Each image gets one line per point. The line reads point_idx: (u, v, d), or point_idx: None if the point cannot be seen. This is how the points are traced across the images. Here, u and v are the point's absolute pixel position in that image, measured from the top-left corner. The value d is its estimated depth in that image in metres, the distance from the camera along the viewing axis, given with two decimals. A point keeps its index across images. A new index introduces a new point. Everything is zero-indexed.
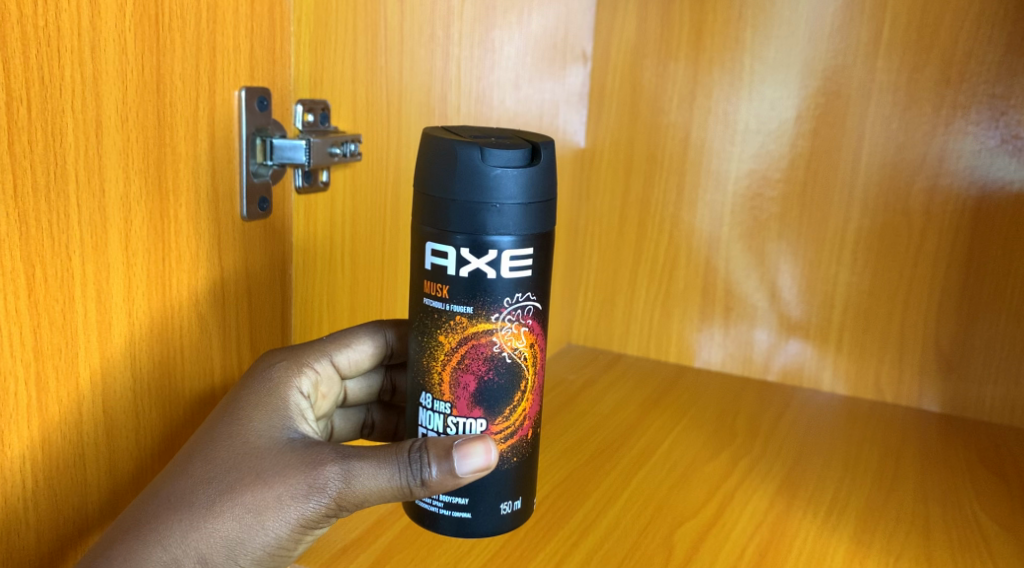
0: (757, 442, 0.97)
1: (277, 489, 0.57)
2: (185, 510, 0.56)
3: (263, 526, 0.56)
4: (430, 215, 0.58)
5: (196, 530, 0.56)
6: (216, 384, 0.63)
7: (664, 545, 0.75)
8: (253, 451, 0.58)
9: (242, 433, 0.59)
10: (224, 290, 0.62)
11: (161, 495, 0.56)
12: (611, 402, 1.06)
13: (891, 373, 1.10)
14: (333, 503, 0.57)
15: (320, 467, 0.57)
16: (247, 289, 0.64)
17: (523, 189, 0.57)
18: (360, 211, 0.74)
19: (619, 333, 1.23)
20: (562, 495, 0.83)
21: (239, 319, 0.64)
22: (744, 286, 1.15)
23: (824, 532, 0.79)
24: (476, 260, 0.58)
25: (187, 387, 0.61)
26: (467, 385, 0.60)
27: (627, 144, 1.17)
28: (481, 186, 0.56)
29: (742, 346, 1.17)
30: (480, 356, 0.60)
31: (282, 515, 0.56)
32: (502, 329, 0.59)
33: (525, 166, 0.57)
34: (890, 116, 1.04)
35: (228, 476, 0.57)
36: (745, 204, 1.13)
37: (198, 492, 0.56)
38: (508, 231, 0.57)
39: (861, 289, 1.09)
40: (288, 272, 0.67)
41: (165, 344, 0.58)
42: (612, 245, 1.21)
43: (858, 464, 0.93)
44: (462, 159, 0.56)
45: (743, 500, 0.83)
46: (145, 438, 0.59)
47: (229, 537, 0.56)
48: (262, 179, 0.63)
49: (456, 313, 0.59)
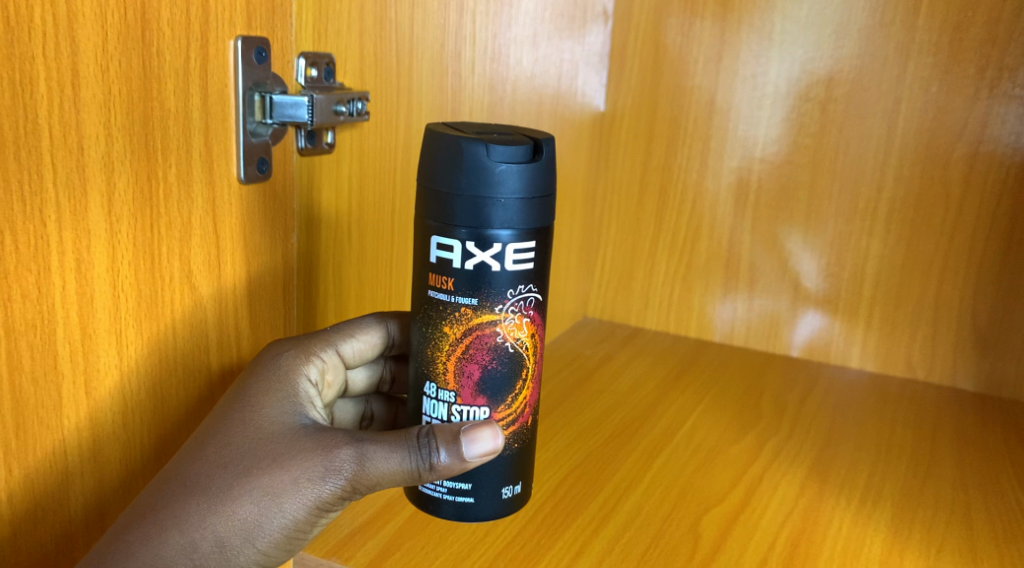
0: (783, 422, 0.92)
1: (292, 471, 0.54)
2: (202, 494, 0.54)
3: (281, 510, 0.54)
4: (431, 208, 0.54)
5: (214, 513, 0.54)
6: (213, 373, 0.59)
7: (690, 533, 0.71)
8: (267, 434, 0.56)
9: (254, 418, 0.57)
10: (219, 259, 0.57)
11: (175, 478, 0.54)
12: (630, 379, 1.01)
13: (923, 350, 1.06)
14: (349, 484, 0.55)
15: (334, 449, 0.55)
16: (245, 258, 0.59)
17: (525, 185, 0.53)
18: (368, 175, 0.68)
19: (637, 307, 1.18)
20: (579, 479, 0.78)
21: (235, 292, 0.59)
22: (770, 257, 1.10)
23: (859, 521, 0.74)
24: (482, 254, 0.54)
25: (180, 365, 0.56)
26: (471, 372, 0.56)
27: (649, 108, 1.11)
28: (487, 181, 0.52)
29: (767, 321, 1.12)
30: (484, 346, 0.56)
31: (300, 498, 0.54)
32: (505, 318, 0.55)
33: (530, 162, 0.53)
34: (929, 79, 0.98)
35: (242, 461, 0.55)
36: (772, 172, 1.08)
37: (213, 475, 0.54)
38: (510, 226, 0.53)
39: (893, 262, 1.04)
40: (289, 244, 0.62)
41: (155, 319, 0.54)
42: (632, 216, 1.16)
43: (890, 446, 0.88)
44: (466, 150, 0.52)
45: (772, 486, 0.79)
46: (134, 422, 0.54)
47: (248, 521, 0.54)
48: (260, 138, 0.57)
49: (461, 304, 0.55)
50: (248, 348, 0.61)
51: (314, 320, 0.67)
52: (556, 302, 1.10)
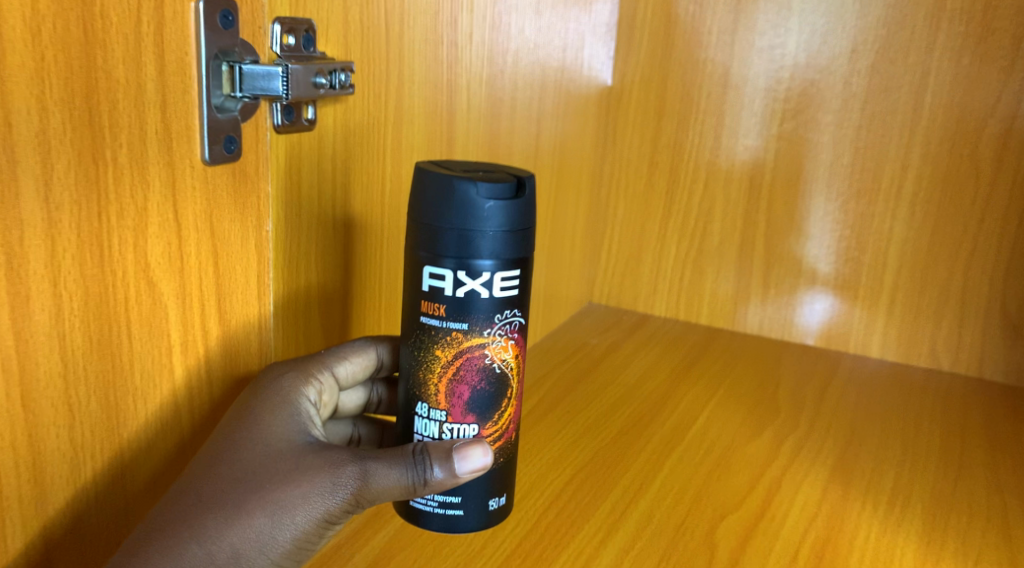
0: (802, 417, 0.87)
1: (303, 484, 0.50)
2: (206, 518, 0.49)
3: (292, 527, 0.50)
4: (419, 240, 0.53)
5: (226, 531, 0.49)
6: (177, 385, 0.50)
7: (706, 543, 0.65)
8: (270, 449, 0.51)
9: (246, 438, 0.51)
10: (182, 252, 0.48)
11: (182, 494, 0.49)
12: (638, 370, 0.96)
13: (948, 339, 1.00)
14: (353, 498, 0.51)
15: (336, 468, 0.51)
16: (213, 250, 0.50)
17: (512, 218, 0.51)
18: (354, 155, 0.61)
19: (645, 293, 1.13)
20: (585, 482, 0.73)
21: (204, 291, 0.50)
22: (787, 241, 1.04)
23: (887, 528, 0.69)
24: (473, 285, 0.52)
25: (136, 373, 0.48)
26: (462, 393, 0.54)
27: (659, 82, 1.05)
28: (479, 216, 0.51)
29: (783, 308, 1.06)
30: (474, 367, 0.54)
31: (311, 513, 0.50)
32: (493, 341, 0.54)
33: (520, 199, 0.52)
34: (961, 50, 0.92)
35: (238, 485, 0.50)
36: (791, 150, 1.01)
37: (216, 496, 0.49)
38: (497, 259, 0.52)
39: (919, 246, 0.98)
40: (265, 235, 0.53)
41: (103, 320, 0.45)
42: (640, 196, 1.10)
43: (918, 444, 0.83)
44: (451, 185, 0.50)
45: (792, 489, 0.73)
46: (84, 439, 0.46)
47: (260, 540, 0.49)
48: (227, 114, 0.49)
49: (452, 330, 0.53)
50: (217, 356, 0.52)
51: (299, 321, 0.59)
52: (560, 288, 1.04)
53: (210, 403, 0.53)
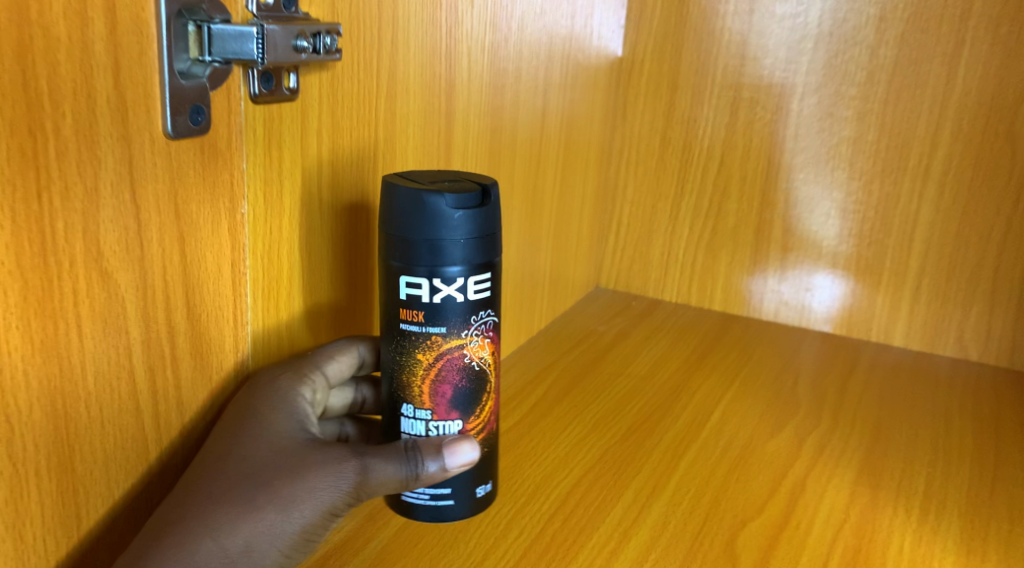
0: (824, 411, 0.82)
1: (310, 477, 0.47)
2: (211, 520, 0.45)
3: (301, 523, 0.46)
4: (390, 251, 0.53)
5: (238, 528, 0.45)
6: (142, 391, 0.44)
7: (727, 554, 0.60)
8: (271, 447, 0.48)
9: (251, 434, 0.48)
10: (143, 238, 0.42)
11: (188, 489, 0.45)
12: (649, 359, 0.90)
13: (978, 327, 0.94)
14: (356, 492, 0.48)
15: (339, 462, 0.48)
16: (180, 235, 0.44)
17: (482, 222, 0.52)
18: (342, 128, 0.55)
19: (655, 277, 1.07)
20: (594, 484, 0.67)
21: (171, 282, 0.44)
22: (807, 223, 0.98)
23: (922, 536, 0.64)
24: (449, 291, 0.53)
25: (91, 378, 0.41)
26: (444, 393, 0.55)
27: (672, 53, 0.99)
28: (452, 226, 0.51)
29: (800, 293, 1.01)
30: (456, 367, 0.54)
31: (319, 507, 0.47)
32: (471, 341, 0.54)
33: (487, 206, 0.53)
34: (998, 18, 0.85)
35: (244, 483, 0.46)
36: (813, 127, 0.95)
37: (220, 497, 0.45)
38: (469, 264, 0.52)
39: (948, 229, 0.92)
40: (241, 217, 0.48)
41: (49, 317, 0.39)
42: (651, 174, 1.04)
43: (949, 441, 0.77)
44: (420, 195, 0.51)
45: (817, 493, 0.68)
46: (29, 455, 0.39)
47: (272, 537, 0.45)
48: (194, 80, 0.43)
49: (431, 334, 0.53)
50: (187, 352, 0.46)
51: (282, 312, 0.53)
52: (566, 272, 0.99)
53: (183, 408, 0.47)
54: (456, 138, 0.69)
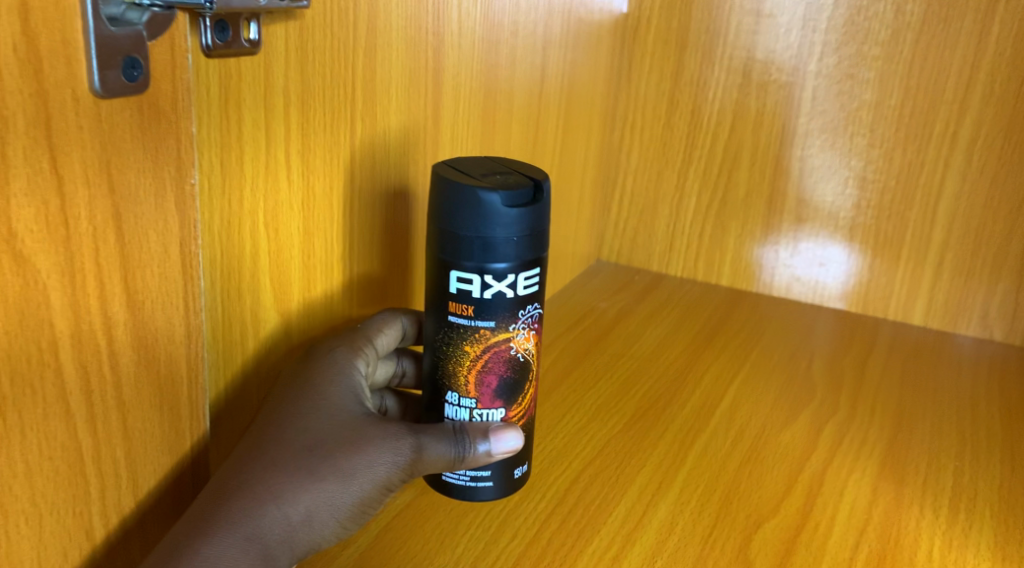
0: (842, 396, 0.76)
1: (369, 451, 0.47)
2: (272, 488, 0.45)
3: (360, 496, 0.46)
4: (441, 244, 0.51)
5: (300, 498, 0.45)
6: (76, 394, 0.37)
7: (740, 562, 0.55)
8: (328, 420, 0.48)
9: (309, 408, 0.48)
10: (67, 214, 0.36)
11: (253, 458, 0.46)
12: (654, 338, 0.85)
13: (1003, 306, 0.88)
14: (410, 469, 0.48)
15: (394, 439, 0.48)
16: (116, 211, 0.38)
17: (535, 220, 0.50)
18: (314, 87, 0.49)
19: (660, 250, 1.01)
20: (598, 478, 0.62)
21: (106, 265, 0.38)
22: (822, 193, 0.92)
23: (951, 539, 0.58)
24: (502, 288, 0.50)
25: (7, 379, 0.35)
26: (490, 384, 0.53)
27: (681, 9, 0.92)
28: (508, 225, 0.49)
29: (814, 268, 0.95)
30: (504, 358, 0.53)
31: (377, 482, 0.47)
32: (519, 333, 0.52)
33: (540, 202, 0.50)
34: None
35: (304, 454, 0.46)
36: (831, 90, 0.88)
37: (281, 467, 0.45)
38: (521, 261, 0.50)
39: (975, 201, 0.86)
40: (191, 189, 0.41)
41: None
42: (657, 141, 0.97)
43: (977, 430, 0.72)
44: (473, 192, 0.48)
45: (837, 490, 0.62)
46: None
47: (332, 509, 0.46)
48: (127, 28, 0.36)
49: (481, 327, 0.52)
50: (129, 347, 0.40)
51: (238, 290, 0.48)
52: (566, 245, 0.93)
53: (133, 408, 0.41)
54: (446, 100, 0.63)
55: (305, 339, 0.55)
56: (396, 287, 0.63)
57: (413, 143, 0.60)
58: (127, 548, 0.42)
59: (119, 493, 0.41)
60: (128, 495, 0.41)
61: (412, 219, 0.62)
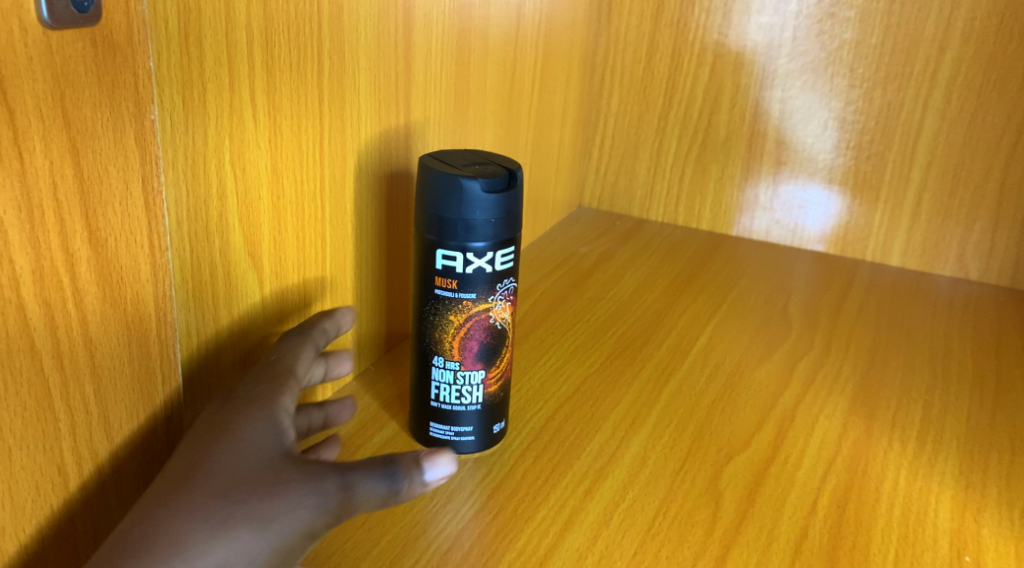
0: (817, 336, 0.77)
1: (287, 493, 0.41)
2: (177, 538, 0.39)
3: (281, 544, 0.40)
4: (424, 226, 0.53)
5: (206, 552, 0.39)
6: (42, 325, 0.38)
7: (707, 494, 0.55)
8: (244, 460, 0.42)
9: (222, 449, 0.42)
10: (22, 146, 0.36)
11: (159, 506, 0.40)
12: (633, 283, 0.85)
13: (980, 245, 0.89)
14: (338, 512, 0.42)
15: (315, 479, 0.41)
16: (73, 145, 0.37)
17: (512, 204, 0.52)
18: (276, 24, 0.49)
19: (641, 194, 1.01)
20: (571, 417, 0.63)
21: (66, 200, 0.38)
22: (803, 134, 0.91)
23: (917, 470, 0.59)
24: (484, 266, 0.53)
25: None
26: (472, 348, 0.55)
27: None
28: (488, 212, 0.51)
29: (793, 211, 0.95)
30: (483, 325, 0.54)
31: (299, 529, 0.41)
32: (498, 303, 0.54)
33: (518, 189, 0.52)
34: None
35: (214, 498, 0.40)
36: (811, 28, 0.88)
37: (187, 515, 0.40)
38: (499, 240, 0.52)
39: (952, 140, 0.86)
40: (151, 124, 0.41)
41: None
42: (637, 82, 0.96)
43: (949, 367, 0.73)
44: (453, 177, 0.50)
45: (809, 426, 0.63)
46: None
47: (248, 560, 0.40)
48: None
49: (464, 299, 0.53)
50: (94, 285, 0.40)
51: (207, 233, 0.48)
52: (546, 190, 0.93)
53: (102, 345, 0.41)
54: (418, 41, 0.62)
55: (279, 285, 0.55)
56: (373, 235, 0.63)
57: (384, 85, 0.59)
58: (103, 487, 0.43)
59: (89, 431, 0.41)
60: (100, 433, 0.42)
61: (385, 164, 0.62)
